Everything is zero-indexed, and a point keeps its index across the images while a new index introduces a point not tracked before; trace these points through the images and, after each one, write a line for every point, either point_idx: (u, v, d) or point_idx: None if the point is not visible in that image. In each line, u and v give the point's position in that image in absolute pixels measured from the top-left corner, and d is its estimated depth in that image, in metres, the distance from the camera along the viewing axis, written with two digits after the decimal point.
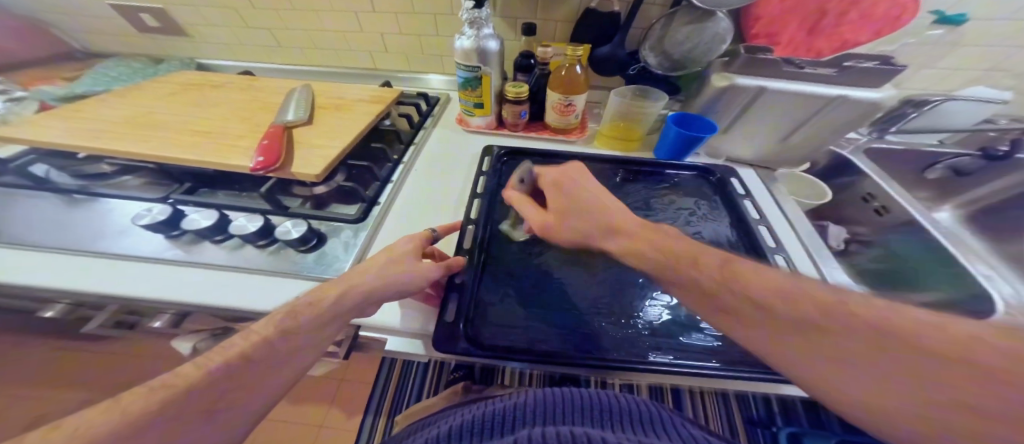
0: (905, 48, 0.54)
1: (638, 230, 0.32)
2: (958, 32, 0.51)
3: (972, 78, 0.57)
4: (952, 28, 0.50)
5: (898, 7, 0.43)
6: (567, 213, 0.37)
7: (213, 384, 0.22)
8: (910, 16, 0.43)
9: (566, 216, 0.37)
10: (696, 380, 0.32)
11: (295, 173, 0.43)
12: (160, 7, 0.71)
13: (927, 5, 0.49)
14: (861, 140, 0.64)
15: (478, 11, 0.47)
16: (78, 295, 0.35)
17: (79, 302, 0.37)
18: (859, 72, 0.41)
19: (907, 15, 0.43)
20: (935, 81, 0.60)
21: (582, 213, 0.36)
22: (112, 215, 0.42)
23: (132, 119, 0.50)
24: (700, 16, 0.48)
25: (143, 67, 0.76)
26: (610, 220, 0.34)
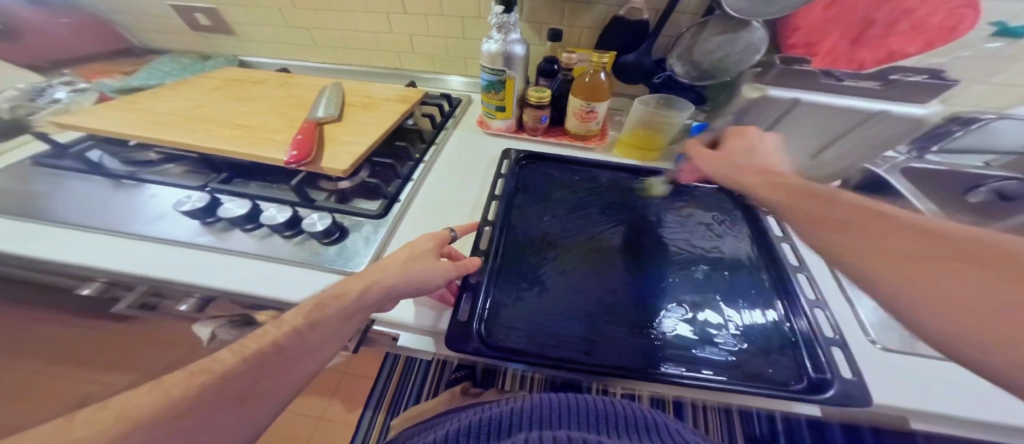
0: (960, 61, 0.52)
1: (786, 180, 0.28)
2: (1015, 48, 0.49)
3: None
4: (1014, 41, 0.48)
5: (953, 17, 0.40)
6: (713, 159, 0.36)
7: (247, 370, 0.24)
8: (969, 26, 0.40)
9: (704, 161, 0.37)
10: (704, 393, 0.30)
11: (323, 168, 0.43)
12: (212, 6, 0.75)
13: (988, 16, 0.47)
14: (899, 158, 0.60)
15: (507, 16, 0.48)
16: (114, 274, 0.36)
17: (111, 282, 0.37)
18: (906, 86, 0.40)
19: (964, 26, 0.40)
20: (985, 97, 0.57)
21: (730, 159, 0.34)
22: (152, 201, 0.43)
23: (181, 111, 0.52)
24: (735, 25, 0.48)
25: (191, 63, 0.80)
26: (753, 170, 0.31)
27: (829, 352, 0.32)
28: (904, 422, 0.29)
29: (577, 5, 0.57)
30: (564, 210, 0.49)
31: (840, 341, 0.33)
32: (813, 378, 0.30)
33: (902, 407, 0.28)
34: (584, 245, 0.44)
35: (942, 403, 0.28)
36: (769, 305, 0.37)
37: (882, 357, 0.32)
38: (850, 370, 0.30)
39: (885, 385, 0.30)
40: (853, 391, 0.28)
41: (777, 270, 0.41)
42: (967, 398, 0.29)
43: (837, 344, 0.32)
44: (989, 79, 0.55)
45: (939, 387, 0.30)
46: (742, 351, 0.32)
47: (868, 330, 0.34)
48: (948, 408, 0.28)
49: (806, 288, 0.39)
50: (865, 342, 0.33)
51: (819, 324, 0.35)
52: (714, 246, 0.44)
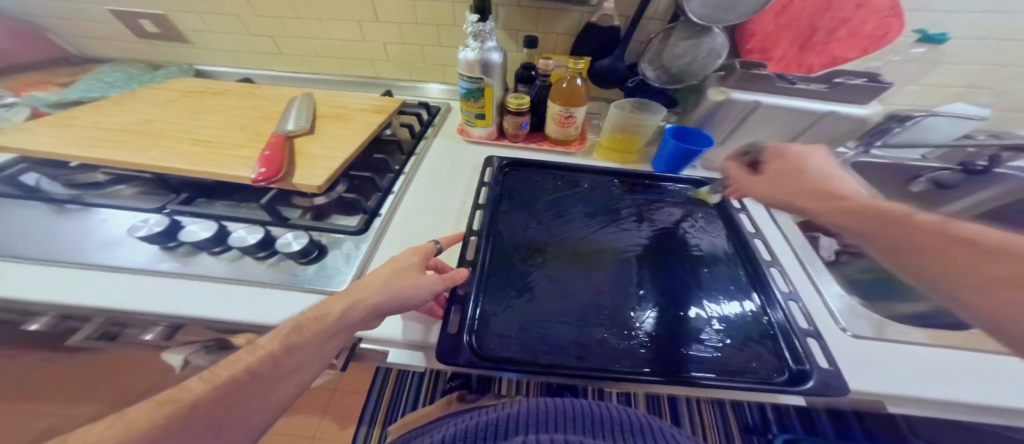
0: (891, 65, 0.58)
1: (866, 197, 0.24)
2: (936, 52, 0.55)
3: (953, 95, 0.62)
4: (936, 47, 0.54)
5: (884, 26, 0.46)
6: (775, 180, 0.32)
7: (219, 399, 0.21)
8: (897, 34, 0.46)
9: (768, 182, 0.33)
10: (693, 390, 0.31)
11: (296, 184, 0.41)
12: (160, 12, 0.69)
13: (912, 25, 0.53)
14: (849, 154, 0.66)
15: (482, 24, 0.48)
16: (63, 308, 0.32)
17: (62, 315, 0.34)
18: (848, 88, 0.44)
19: (892, 33, 0.46)
20: (915, 96, 0.64)
21: (792, 177, 0.30)
22: (103, 227, 0.39)
23: (131, 127, 0.47)
24: (698, 31, 0.51)
25: (139, 73, 0.73)
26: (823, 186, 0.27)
27: (806, 342, 0.34)
28: (882, 406, 0.31)
29: (551, 14, 0.58)
30: (550, 215, 0.50)
31: (814, 331, 0.35)
32: (794, 370, 0.32)
33: (876, 391, 0.30)
34: (572, 249, 0.44)
35: (913, 387, 0.31)
36: (745, 299, 0.39)
37: (853, 344, 0.34)
38: (827, 360, 0.32)
39: (861, 371, 0.32)
40: (830, 380, 0.30)
41: (750, 264, 0.43)
42: (934, 382, 0.31)
43: (813, 335, 0.34)
44: (918, 80, 0.61)
45: (908, 372, 0.32)
46: (726, 346, 0.34)
47: (838, 319, 0.37)
48: (916, 390, 0.31)
49: (778, 281, 0.41)
50: (837, 329, 0.36)
51: (794, 315, 0.37)
52: (693, 244, 0.46)
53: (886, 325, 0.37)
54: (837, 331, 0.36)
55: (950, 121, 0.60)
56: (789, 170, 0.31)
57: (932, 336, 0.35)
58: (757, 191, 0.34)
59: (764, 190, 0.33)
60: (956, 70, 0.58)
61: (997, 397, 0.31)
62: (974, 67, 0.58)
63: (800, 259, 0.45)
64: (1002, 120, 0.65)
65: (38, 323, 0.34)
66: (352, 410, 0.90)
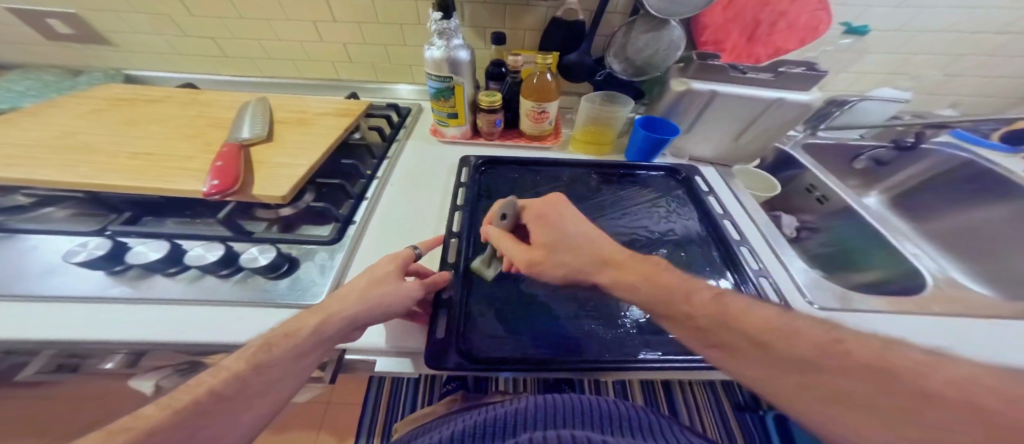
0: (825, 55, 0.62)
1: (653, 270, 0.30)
2: (861, 42, 0.61)
3: (880, 81, 0.69)
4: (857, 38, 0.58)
5: (815, 19, 0.50)
6: (558, 250, 0.33)
7: (180, 424, 0.20)
8: (827, 26, 0.49)
9: (552, 253, 0.33)
10: (683, 373, 0.33)
11: (257, 195, 0.39)
12: (74, 11, 0.62)
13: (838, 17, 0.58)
14: (798, 136, 0.72)
15: (447, 22, 0.47)
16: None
17: (2, 351, 0.30)
18: (789, 77, 0.47)
19: (823, 26, 0.50)
20: (847, 83, 0.70)
21: (579, 254, 0.32)
22: (36, 253, 0.34)
23: (51, 142, 0.42)
24: (658, 24, 0.52)
25: (57, 80, 0.65)
26: (636, 275, 0.29)
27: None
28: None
29: (516, 9, 0.58)
30: None
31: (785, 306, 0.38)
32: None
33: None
34: None
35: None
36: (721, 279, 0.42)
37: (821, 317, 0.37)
38: None
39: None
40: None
41: (722, 245, 0.46)
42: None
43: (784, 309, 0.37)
44: (849, 68, 0.67)
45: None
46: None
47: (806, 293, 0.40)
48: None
49: (748, 258, 0.44)
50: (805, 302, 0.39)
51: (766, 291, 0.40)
52: (668, 229, 0.48)
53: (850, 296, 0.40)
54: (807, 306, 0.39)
55: (878, 104, 0.66)
56: (568, 243, 0.33)
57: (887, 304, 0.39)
58: (533, 262, 0.34)
59: (553, 260, 0.33)
60: (880, 58, 0.65)
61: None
62: (893, 55, 0.64)
63: (766, 236, 0.48)
64: (922, 102, 0.73)
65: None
66: (344, 427, 0.86)
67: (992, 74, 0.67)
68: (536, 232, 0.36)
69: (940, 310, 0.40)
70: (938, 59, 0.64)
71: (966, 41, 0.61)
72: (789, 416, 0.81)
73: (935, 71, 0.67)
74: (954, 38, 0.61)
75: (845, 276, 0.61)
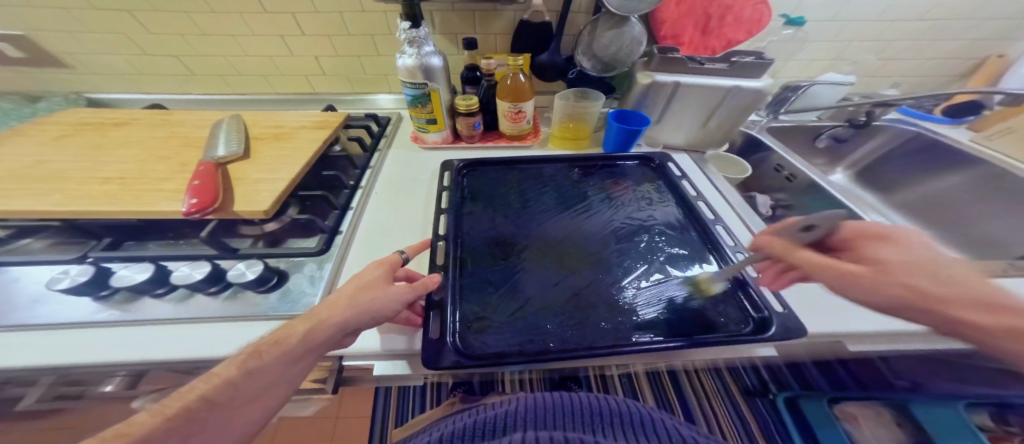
0: (774, 44, 0.66)
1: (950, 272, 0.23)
2: (801, 32, 0.65)
3: (826, 66, 0.73)
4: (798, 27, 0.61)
5: (759, 12, 0.53)
6: (864, 255, 0.26)
7: (171, 431, 0.21)
8: (769, 18, 0.53)
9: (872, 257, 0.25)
10: (677, 355, 0.35)
11: (238, 211, 0.39)
12: (22, 34, 0.60)
13: (778, 10, 0.62)
14: (761, 121, 0.76)
15: (415, 30, 0.48)
16: None
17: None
18: (742, 66, 0.50)
19: (765, 18, 0.54)
20: (799, 70, 0.74)
21: (880, 252, 0.26)
22: (17, 285, 0.34)
23: (15, 172, 0.41)
24: (619, 21, 0.55)
25: (14, 108, 0.63)
26: (959, 285, 0.21)
27: (759, 290, 0.38)
28: (841, 344, 0.36)
29: (484, 14, 0.60)
30: (515, 209, 0.51)
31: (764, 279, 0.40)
32: (756, 318, 0.36)
33: (822, 331, 0.35)
34: (544, 241, 0.46)
35: (849, 321, 0.36)
36: (702, 260, 0.44)
37: (798, 287, 0.40)
38: (780, 304, 0.37)
39: (807, 315, 0.37)
40: (789, 324, 0.35)
41: (700, 227, 0.48)
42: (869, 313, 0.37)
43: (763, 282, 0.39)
44: (796, 56, 0.71)
45: (847, 309, 0.37)
46: (696, 306, 0.38)
47: None
48: (855, 325, 0.36)
49: (725, 236, 0.46)
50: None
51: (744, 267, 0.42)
52: (648, 216, 0.51)
53: None
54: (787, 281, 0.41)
55: (828, 87, 0.70)
56: (876, 246, 0.26)
57: None
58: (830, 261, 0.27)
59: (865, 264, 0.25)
60: (825, 44, 0.69)
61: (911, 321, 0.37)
62: (836, 42, 0.69)
63: (741, 217, 0.51)
64: (869, 83, 0.78)
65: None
66: (359, 435, 0.86)
67: (926, 56, 0.72)
68: (869, 249, 0.26)
69: None
70: (875, 44, 0.69)
71: (896, 26, 0.66)
72: (800, 398, 0.77)
73: (873, 56, 0.72)
74: (883, 26, 0.66)
75: None
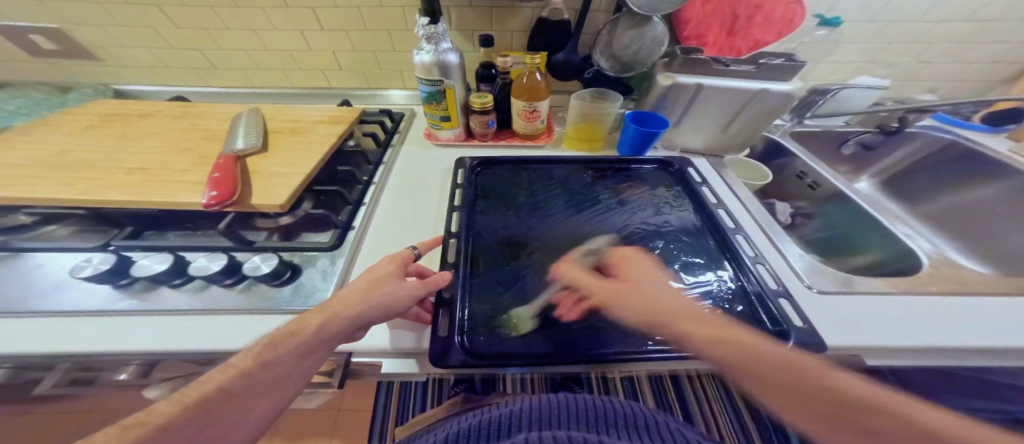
0: (804, 46, 0.64)
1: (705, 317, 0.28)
2: (836, 33, 0.62)
3: (857, 69, 0.70)
4: (831, 28, 0.59)
5: (790, 12, 0.51)
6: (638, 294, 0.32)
7: (191, 420, 0.21)
8: (801, 18, 0.51)
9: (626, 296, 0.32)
10: (689, 363, 0.33)
11: (255, 204, 0.39)
12: (55, 26, 0.62)
13: (811, 10, 0.60)
14: (785, 125, 0.73)
15: (434, 26, 0.48)
16: (15, 359, 0.29)
17: (18, 366, 0.30)
18: (770, 68, 0.48)
19: (797, 18, 0.51)
20: (828, 73, 0.72)
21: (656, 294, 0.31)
22: (43, 271, 0.35)
23: (44, 160, 0.42)
24: (641, 20, 0.53)
25: (46, 98, 0.66)
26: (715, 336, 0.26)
27: (778, 302, 0.37)
28: (862, 359, 0.34)
29: (503, 11, 0.59)
30: (528, 209, 0.51)
31: (784, 292, 0.38)
32: (772, 331, 0.34)
33: (846, 345, 0.33)
34: (556, 244, 0.45)
35: (876, 335, 0.34)
36: (719, 268, 0.42)
37: (820, 299, 0.38)
38: (800, 318, 0.35)
39: (829, 327, 0.35)
40: (807, 338, 0.32)
41: (718, 234, 0.47)
42: (897, 329, 0.35)
43: (783, 295, 0.38)
44: (827, 58, 0.69)
45: (876, 324, 0.36)
46: (709, 317, 0.36)
47: (803, 277, 0.41)
48: (882, 340, 0.34)
49: (745, 245, 0.45)
50: (804, 287, 0.40)
51: (763, 278, 0.40)
52: (663, 221, 0.49)
53: (852, 281, 0.41)
54: (807, 291, 0.39)
55: (859, 91, 0.67)
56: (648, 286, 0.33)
57: (887, 284, 0.41)
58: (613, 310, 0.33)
59: (634, 299, 0.31)
60: (858, 46, 0.66)
61: (942, 338, 0.35)
62: (871, 44, 0.66)
63: (762, 227, 0.49)
64: (902, 88, 0.74)
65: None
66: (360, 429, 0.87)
67: (966, 60, 0.69)
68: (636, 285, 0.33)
69: (936, 289, 0.40)
70: (912, 46, 0.66)
71: (936, 28, 0.63)
72: None
73: (909, 59, 0.68)
74: (921, 28, 0.63)
75: (842, 260, 0.61)
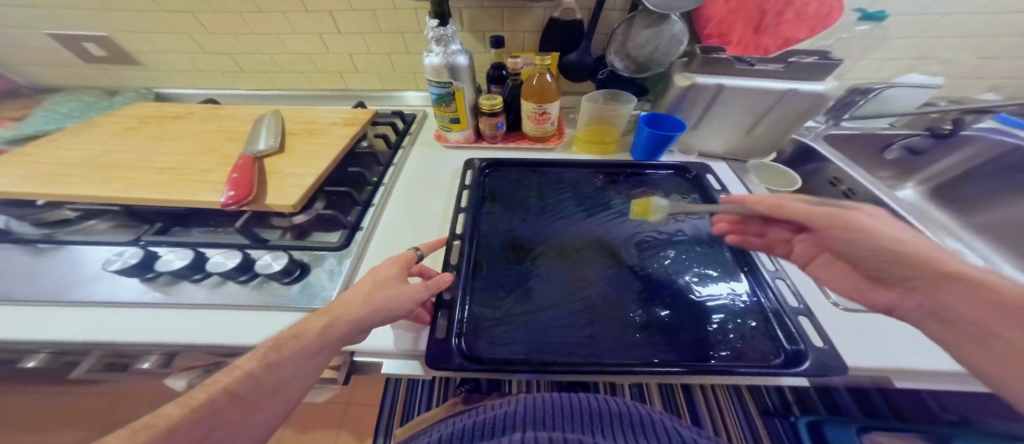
0: (842, 42, 0.59)
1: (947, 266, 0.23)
2: (880, 28, 0.57)
3: (906, 67, 0.64)
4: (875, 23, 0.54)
5: (826, 6, 0.46)
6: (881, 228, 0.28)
7: (199, 421, 0.22)
8: (840, 12, 0.46)
9: (872, 221, 0.28)
10: (694, 377, 0.31)
11: (269, 204, 0.41)
12: (105, 35, 0.68)
13: (852, 4, 0.55)
14: (819, 127, 0.68)
15: (443, 29, 0.48)
16: (56, 345, 0.32)
17: (59, 351, 0.33)
18: (800, 67, 0.45)
19: (835, 13, 0.46)
20: (870, 71, 0.65)
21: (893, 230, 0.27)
22: (83, 262, 0.38)
23: (88, 160, 0.46)
24: (657, 19, 0.51)
25: (97, 101, 0.72)
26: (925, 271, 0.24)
27: (797, 320, 0.34)
28: (885, 381, 0.32)
29: (515, 12, 0.58)
30: (534, 212, 0.50)
31: (805, 309, 0.35)
32: (789, 351, 0.32)
33: (871, 367, 0.30)
34: (560, 246, 0.45)
35: (911, 358, 0.31)
36: (734, 280, 0.40)
37: (843, 317, 0.35)
38: (821, 338, 0.32)
39: (855, 347, 0.32)
40: (827, 360, 0.30)
41: (735, 244, 0.44)
42: (937, 353, 0.32)
43: (804, 313, 0.35)
44: (869, 55, 0.63)
45: (909, 344, 0.32)
46: (720, 331, 0.34)
47: (829, 294, 0.38)
48: (913, 364, 0.31)
49: (763, 256, 0.42)
50: (829, 305, 0.37)
51: (782, 294, 0.37)
52: (676, 229, 0.47)
53: None
54: (830, 308, 0.36)
55: (905, 90, 0.61)
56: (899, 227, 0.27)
57: None
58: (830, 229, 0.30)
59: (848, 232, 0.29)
60: (907, 41, 0.60)
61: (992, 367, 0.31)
62: (924, 38, 0.59)
63: None
64: (958, 86, 0.67)
65: (35, 360, 0.35)
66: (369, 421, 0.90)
67: None
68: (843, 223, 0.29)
69: None
70: (973, 41, 0.59)
71: (1001, 19, 0.56)
72: (825, 422, 0.66)
73: (969, 54, 0.61)
74: (985, 20, 0.56)
75: None
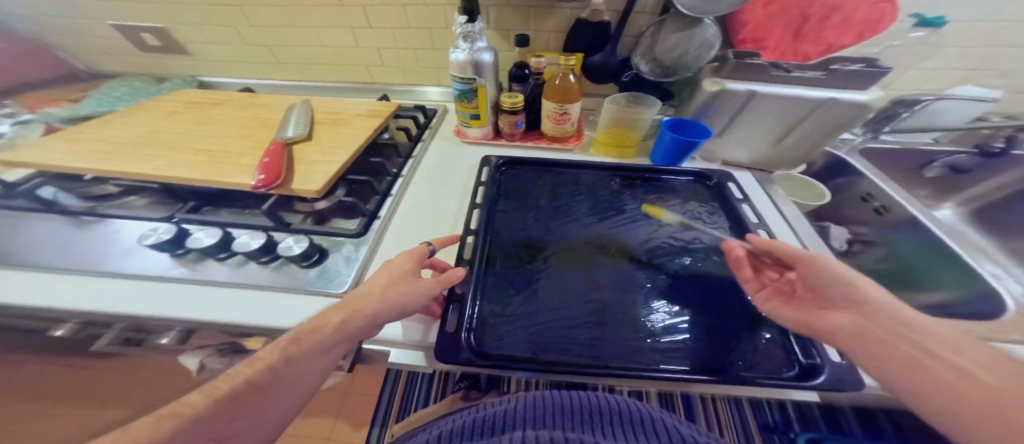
0: (891, 51, 0.56)
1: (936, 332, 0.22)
2: (935, 36, 0.53)
3: (957, 79, 0.60)
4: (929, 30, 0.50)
5: (877, 11, 0.45)
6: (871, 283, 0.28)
7: (220, 410, 0.22)
8: (892, 18, 0.45)
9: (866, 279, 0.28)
10: (708, 387, 0.30)
11: (294, 189, 0.42)
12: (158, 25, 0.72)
13: (905, 9, 0.52)
14: (855, 140, 0.65)
15: (471, 25, 0.48)
16: (87, 314, 0.33)
17: (86, 321, 0.34)
18: (844, 74, 0.43)
19: (886, 18, 0.45)
20: (919, 81, 0.62)
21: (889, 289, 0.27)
22: (119, 236, 0.41)
23: (132, 140, 0.49)
24: (689, 23, 0.50)
25: (144, 86, 0.76)
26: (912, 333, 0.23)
27: None
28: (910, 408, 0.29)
29: (541, 10, 0.58)
30: (548, 212, 0.50)
31: None
32: (803, 363, 0.30)
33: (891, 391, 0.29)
34: (572, 246, 0.44)
35: None
36: None
37: None
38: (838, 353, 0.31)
39: None
40: (844, 375, 0.29)
41: None
42: None
43: None
44: (919, 64, 0.59)
45: None
46: (734, 342, 0.33)
47: None
48: None
49: None
50: None
51: None
52: (693, 238, 0.46)
53: None
54: None
55: (957, 103, 0.58)
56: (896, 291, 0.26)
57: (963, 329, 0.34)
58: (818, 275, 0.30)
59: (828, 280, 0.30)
60: (962, 50, 0.56)
61: None
62: (982, 48, 0.55)
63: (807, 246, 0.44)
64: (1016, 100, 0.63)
65: (62, 329, 0.36)
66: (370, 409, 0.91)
67: None
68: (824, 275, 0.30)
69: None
70: None
71: None
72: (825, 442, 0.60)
73: None
74: None
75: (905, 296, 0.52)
